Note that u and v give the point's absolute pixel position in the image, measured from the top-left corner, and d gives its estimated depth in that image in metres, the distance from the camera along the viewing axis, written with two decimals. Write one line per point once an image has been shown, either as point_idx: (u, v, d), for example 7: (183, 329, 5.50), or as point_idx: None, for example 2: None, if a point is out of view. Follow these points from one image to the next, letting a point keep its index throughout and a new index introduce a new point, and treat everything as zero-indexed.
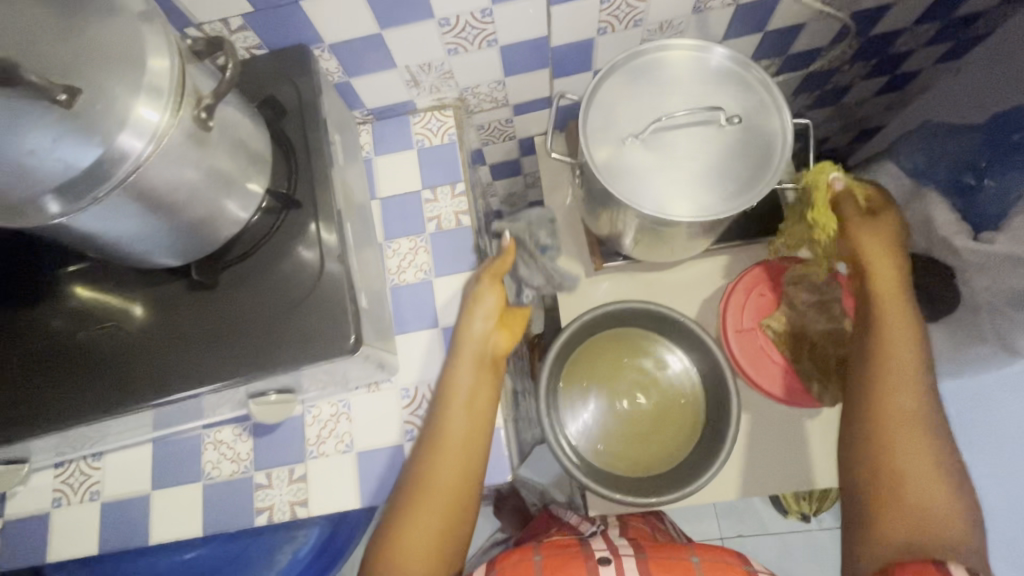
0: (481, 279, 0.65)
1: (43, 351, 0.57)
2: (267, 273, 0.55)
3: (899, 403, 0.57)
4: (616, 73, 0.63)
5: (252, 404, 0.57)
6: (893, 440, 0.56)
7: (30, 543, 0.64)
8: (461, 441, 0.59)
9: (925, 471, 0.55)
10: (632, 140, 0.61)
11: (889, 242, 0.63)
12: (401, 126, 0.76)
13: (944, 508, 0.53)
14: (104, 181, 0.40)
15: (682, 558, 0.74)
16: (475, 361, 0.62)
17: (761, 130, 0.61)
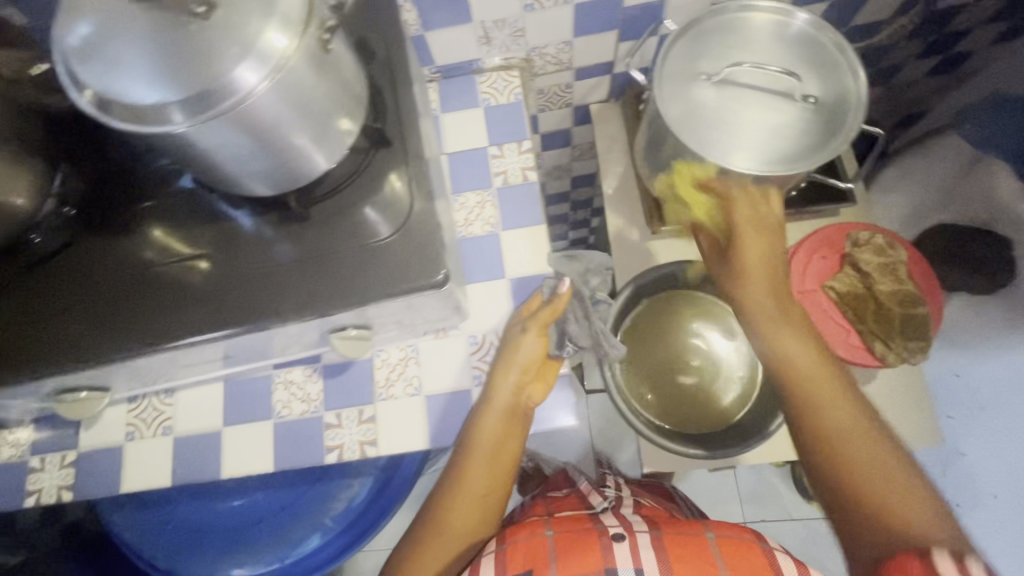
0: (528, 328, 0.62)
1: (131, 283, 0.59)
2: (352, 213, 0.58)
3: (827, 410, 0.56)
4: (699, 25, 0.64)
5: (334, 338, 0.58)
6: (836, 452, 0.54)
7: (105, 474, 0.66)
8: (482, 488, 0.61)
9: (869, 469, 0.52)
10: (703, 80, 0.63)
11: (769, 256, 0.63)
12: (468, 85, 0.77)
13: (905, 503, 0.50)
14: (233, 92, 0.41)
15: (697, 533, 0.66)
16: (502, 415, 0.62)
17: (834, 95, 0.62)
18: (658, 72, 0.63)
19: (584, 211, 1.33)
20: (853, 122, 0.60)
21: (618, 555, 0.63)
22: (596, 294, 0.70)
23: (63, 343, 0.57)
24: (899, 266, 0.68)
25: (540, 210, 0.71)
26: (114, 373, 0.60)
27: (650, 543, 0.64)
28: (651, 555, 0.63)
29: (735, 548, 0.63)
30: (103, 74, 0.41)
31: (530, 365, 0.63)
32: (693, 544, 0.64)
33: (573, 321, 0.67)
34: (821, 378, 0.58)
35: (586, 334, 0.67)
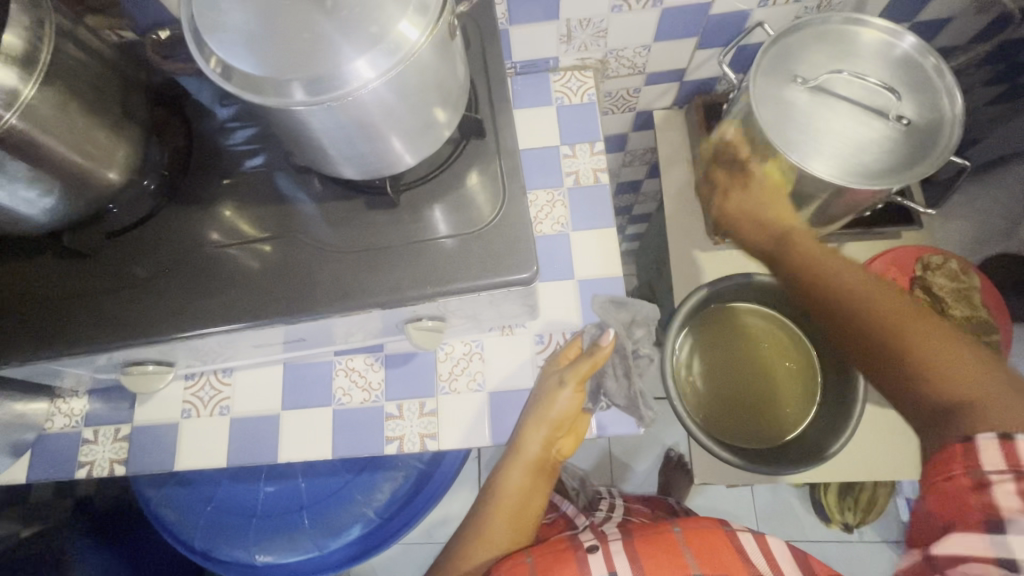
0: (566, 382, 0.60)
1: (207, 258, 0.58)
2: (435, 206, 0.57)
3: (890, 313, 0.52)
4: (805, 30, 0.66)
5: (409, 327, 0.58)
6: (907, 341, 0.50)
7: (158, 449, 0.66)
8: (505, 541, 0.68)
9: (950, 356, 0.48)
10: (798, 82, 0.64)
11: (752, 202, 0.65)
12: (541, 82, 0.77)
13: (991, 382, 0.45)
14: (357, 77, 0.40)
15: (664, 529, 0.67)
16: (531, 464, 0.66)
17: (925, 121, 0.63)
18: (758, 67, 0.64)
19: (624, 218, 1.32)
20: (941, 150, 0.61)
21: (592, 563, 0.65)
22: (639, 348, 0.67)
23: (136, 315, 0.56)
24: (973, 293, 0.68)
25: (611, 213, 0.70)
26: (182, 349, 0.60)
27: (623, 548, 0.66)
28: (624, 560, 0.65)
29: (699, 538, 0.65)
30: (231, 45, 0.40)
31: (562, 422, 0.62)
32: (659, 541, 0.65)
33: (612, 377, 0.66)
34: (858, 285, 0.55)
35: (624, 394, 0.65)
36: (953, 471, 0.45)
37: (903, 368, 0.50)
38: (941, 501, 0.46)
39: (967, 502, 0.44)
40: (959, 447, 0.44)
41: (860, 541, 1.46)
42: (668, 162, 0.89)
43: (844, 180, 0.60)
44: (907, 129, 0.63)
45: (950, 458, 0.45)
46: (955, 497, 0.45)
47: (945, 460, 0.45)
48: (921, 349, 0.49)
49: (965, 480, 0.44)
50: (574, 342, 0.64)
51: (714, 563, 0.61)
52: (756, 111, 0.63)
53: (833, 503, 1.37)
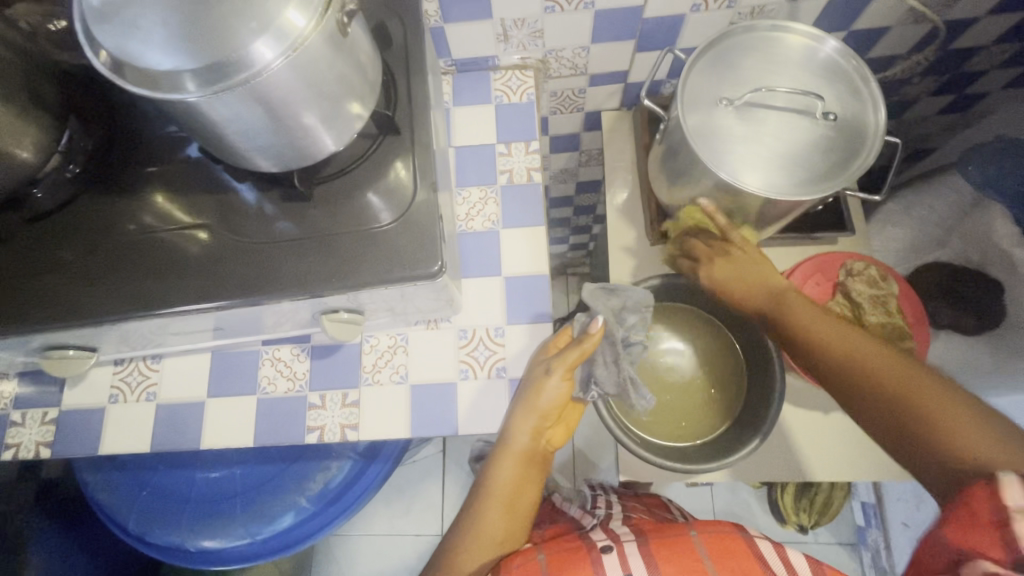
0: (553, 370, 0.61)
1: (127, 246, 0.59)
2: (352, 199, 0.58)
3: (879, 358, 0.53)
4: (728, 42, 0.67)
5: (325, 320, 0.59)
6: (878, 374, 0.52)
7: (84, 433, 0.66)
8: (498, 538, 0.63)
9: (919, 390, 0.49)
10: (725, 102, 0.64)
11: (745, 269, 0.69)
12: (482, 81, 0.78)
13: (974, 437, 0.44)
14: (246, 70, 0.41)
15: (681, 531, 0.64)
16: (520, 454, 0.63)
17: (850, 127, 0.64)
18: (682, 82, 0.65)
19: (588, 216, 1.33)
20: (874, 139, 0.62)
21: (608, 564, 0.61)
22: (630, 337, 0.68)
23: (54, 299, 0.57)
24: (890, 300, 0.69)
25: (541, 211, 0.71)
26: (104, 335, 0.61)
27: (638, 551, 0.62)
28: (640, 562, 0.61)
29: (718, 545, 0.61)
30: (119, 37, 0.41)
31: (551, 410, 0.62)
32: (676, 544, 0.62)
33: (601, 364, 0.66)
34: (863, 350, 0.55)
35: (613, 379, 0.66)
36: (976, 508, 0.41)
37: (903, 426, 0.49)
38: (959, 526, 0.42)
39: (1000, 536, 0.39)
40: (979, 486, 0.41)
41: (816, 543, 1.47)
42: (614, 162, 0.89)
43: (772, 193, 0.61)
44: (832, 137, 0.64)
45: (973, 497, 0.41)
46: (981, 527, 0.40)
47: (963, 499, 0.42)
48: (933, 413, 0.47)
49: (983, 505, 0.41)
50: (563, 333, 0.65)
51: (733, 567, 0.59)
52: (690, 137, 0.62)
53: (790, 504, 1.37)
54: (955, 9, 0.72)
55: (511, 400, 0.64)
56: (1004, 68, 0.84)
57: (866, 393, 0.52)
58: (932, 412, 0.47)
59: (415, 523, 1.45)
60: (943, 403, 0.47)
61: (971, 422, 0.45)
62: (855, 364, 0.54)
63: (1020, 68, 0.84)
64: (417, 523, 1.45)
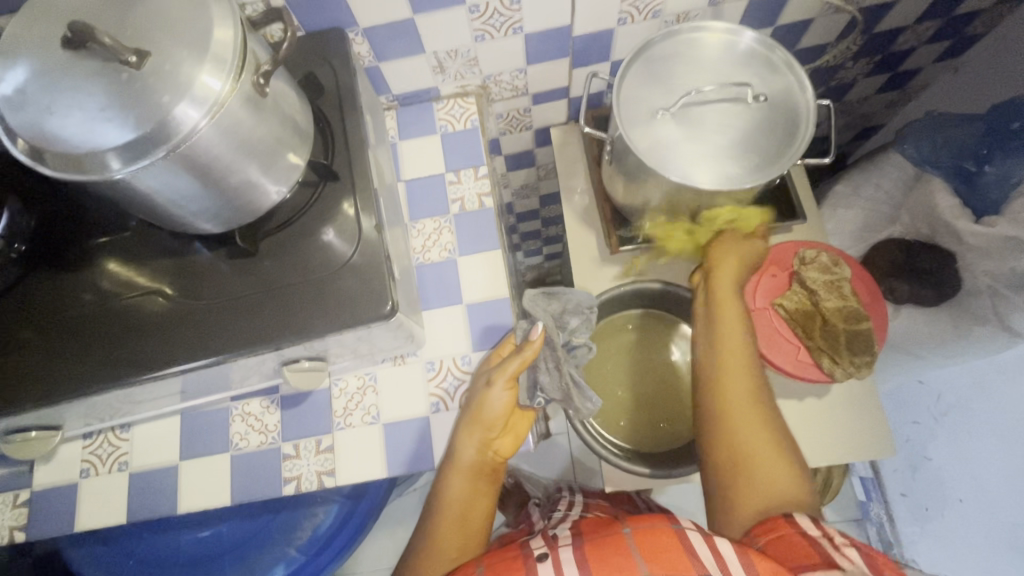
0: (495, 381, 0.62)
1: (78, 319, 0.58)
2: (300, 248, 0.58)
3: (743, 392, 0.64)
4: (652, 49, 0.68)
5: (286, 371, 0.59)
6: (737, 408, 0.63)
7: (58, 512, 0.66)
8: (452, 552, 0.62)
9: (765, 442, 0.60)
10: (664, 114, 0.65)
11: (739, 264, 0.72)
12: (425, 112, 0.78)
13: (785, 483, 0.58)
14: (167, 139, 0.41)
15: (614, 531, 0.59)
16: (468, 471, 0.63)
17: (784, 108, 0.65)
18: (616, 94, 0.66)
19: (556, 227, 1.35)
20: (808, 114, 0.64)
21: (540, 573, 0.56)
22: (572, 340, 0.70)
23: (11, 382, 0.56)
24: (844, 283, 0.70)
25: (495, 236, 0.72)
26: (67, 412, 0.60)
27: (573, 555, 0.57)
28: (574, 567, 0.55)
29: (651, 541, 0.56)
30: (38, 123, 0.41)
31: (496, 421, 0.63)
32: (610, 545, 0.57)
33: (544, 371, 0.68)
34: (732, 361, 0.65)
35: (557, 384, 0.67)
36: (784, 530, 0.55)
37: (733, 449, 0.61)
38: (781, 544, 0.54)
39: (806, 549, 0.52)
40: (786, 519, 0.55)
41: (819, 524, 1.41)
42: (567, 175, 0.90)
43: (725, 188, 0.62)
44: (769, 118, 0.65)
45: (778, 526, 0.55)
46: (796, 552, 0.52)
47: (774, 525, 0.55)
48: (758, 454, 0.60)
49: (797, 538, 0.54)
50: (506, 342, 0.66)
51: (664, 561, 0.53)
52: (640, 155, 0.64)
53: None
54: None
55: (457, 419, 0.65)
56: (931, 45, 0.87)
57: (718, 394, 0.64)
58: (759, 449, 0.60)
59: None
60: (772, 457, 0.60)
61: (791, 474, 0.59)
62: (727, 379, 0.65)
63: (946, 42, 0.86)
64: None
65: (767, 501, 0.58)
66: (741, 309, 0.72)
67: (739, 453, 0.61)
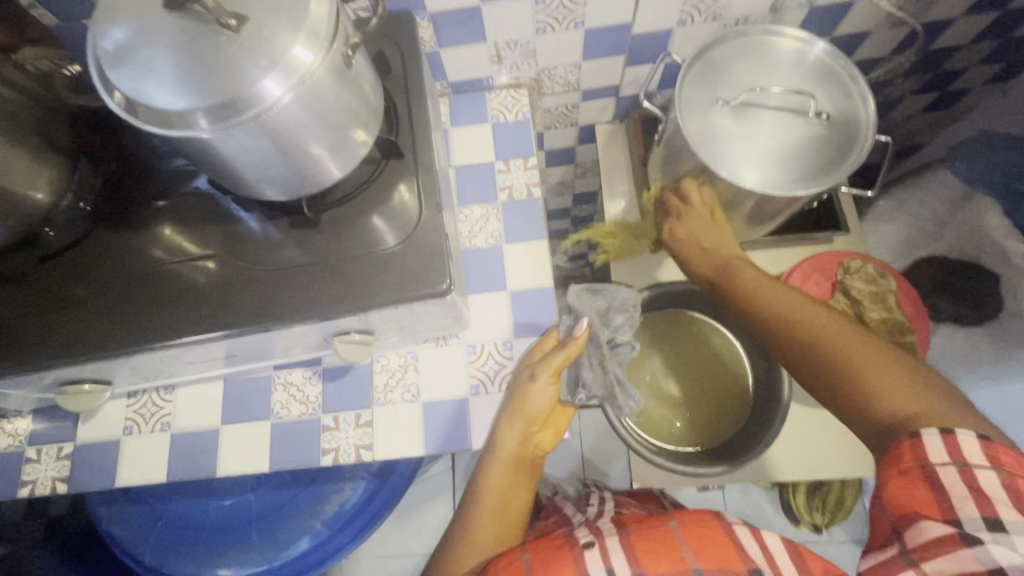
0: (538, 374, 0.62)
1: (137, 279, 0.60)
2: (358, 224, 0.59)
3: (804, 314, 0.58)
4: (727, 43, 0.69)
5: (336, 341, 0.60)
6: (797, 331, 0.57)
7: (100, 466, 0.67)
8: (489, 543, 0.62)
9: (872, 366, 0.52)
10: (721, 104, 0.66)
11: (704, 224, 0.71)
12: (477, 101, 0.79)
13: (900, 396, 0.49)
14: (256, 103, 0.42)
15: (660, 521, 0.59)
16: (510, 463, 0.64)
17: (844, 125, 0.65)
18: (681, 79, 0.67)
19: (585, 226, 1.35)
20: (866, 135, 0.64)
21: (589, 559, 0.57)
22: (616, 337, 0.69)
23: (70, 333, 0.58)
24: (889, 296, 0.72)
25: (542, 226, 0.72)
26: (118, 368, 0.61)
27: (619, 544, 0.58)
28: (621, 555, 0.56)
29: (697, 532, 0.57)
30: (135, 79, 0.42)
31: (538, 415, 0.63)
32: (655, 535, 0.58)
33: (588, 368, 0.67)
34: (769, 294, 0.61)
35: (599, 382, 0.67)
36: (906, 464, 0.47)
37: (823, 376, 0.54)
38: (899, 486, 0.47)
39: (922, 489, 0.46)
40: (908, 442, 0.47)
41: (831, 543, 1.37)
42: (610, 173, 0.91)
43: (766, 186, 0.63)
44: (826, 131, 0.65)
45: (900, 453, 0.47)
46: (910, 482, 0.47)
47: (901, 454, 0.47)
48: (871, 368, 0.51)
49: (918, 467, 0.46)
50: (550, 335, 0.66)
51: (711, 555, 0.54)
52: (688, 138, 0.65)
53: (805, 505, 1.30)
54: (931, 12, 0.74)
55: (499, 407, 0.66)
56: (984, 65, 0.87)
57: (784, 327, 0.59)
58: (877, 372, 0.51)
59: (427, 542, 1.43)
60: (877, 368, 0.51)
61: (903, 387, 0.50)
62: (769, 313, 0.60)
63: (999, 64, 0.86)
64: (428, 541, 1.44)
65: (898, 427, 0.48)
66: None
67: (837, 378, 0.53)
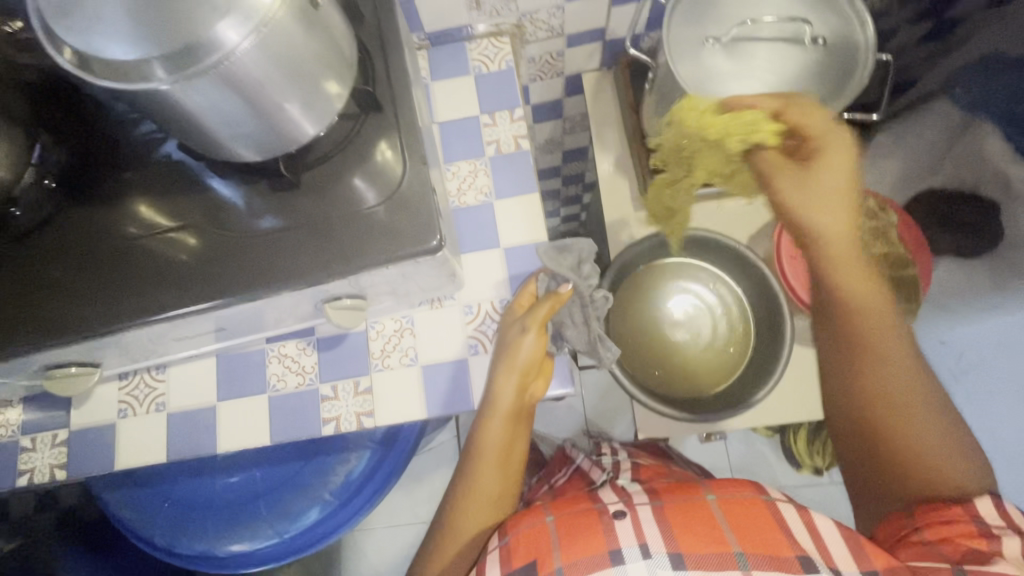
0: (527, 329, 0.61)
1: (111, 255, 0.57)
2: (340, 183, 0.57)
3: (879, 360, 0.62)
4: None
5: (328, 308, 0.58)
6: (870, 365, 0.62)
7: (98, 451, 0.66)
8: (494, 492, 0.67)
9: (939, 440, 0.59)
10: (712, 41, 0.63)
11: (832, 202, 0.59)
12: (457, 52, 0.76)
13: (954, 471, 0.59)
14: (214, 50, 0.39)
15: (697, 497, 0.62)
16: (507, 418, 0.63)
17: (843, 49, 0.62)
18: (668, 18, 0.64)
19: (576, 185, 1.32)
20: (866, 59, 0.61)
21: (620, 530, 0.59)
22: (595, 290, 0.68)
23: (48, 316, 0.55)
24: (889, 229, 0.71)
25: (532, 178, 0.70)
26: (105, 349, 0.59)
27: (651, 516, 0.60)
28: (653, 526, 0.59)
29: (738, 509, 0.60)
30: (83, 32, 0.38)
31: (531, 367, 0.62)
32: (693, 513, 0.60)
33: (571, 325, 0.67)
34: (871, 311, 0.62)
35: (584, 338, 0.68)
36: (954, 518, 0.57)
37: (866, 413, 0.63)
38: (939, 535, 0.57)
39: (968, 537, 0.55)
40: (958, 508, 0.57)
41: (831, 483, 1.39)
42: (600, 123, 0.88)
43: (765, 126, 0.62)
44: (824, 58, 0.62)
45: (951, 512, 0.57)
46: (967, 536, 0.55)
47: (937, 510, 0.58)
48: (912, 424, 0.60)
49: (968, 525, 0.56)
50: (526, 288, 0.64)
51: (757, 540, 0.56)
52: (683, 84, 0.63)
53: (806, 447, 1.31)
54: None
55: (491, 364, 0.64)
56: None
57: (859, 355, 0.63)
58: (910, 420, 0.60)
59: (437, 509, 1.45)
60: (930, 424, 0.60)
61: (954, 457, 0.59)
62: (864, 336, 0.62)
63: None
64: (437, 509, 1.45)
65: (945, 494, 0.59)
66: (785, 256, 0.77)
67: (897, 437, 0.61)
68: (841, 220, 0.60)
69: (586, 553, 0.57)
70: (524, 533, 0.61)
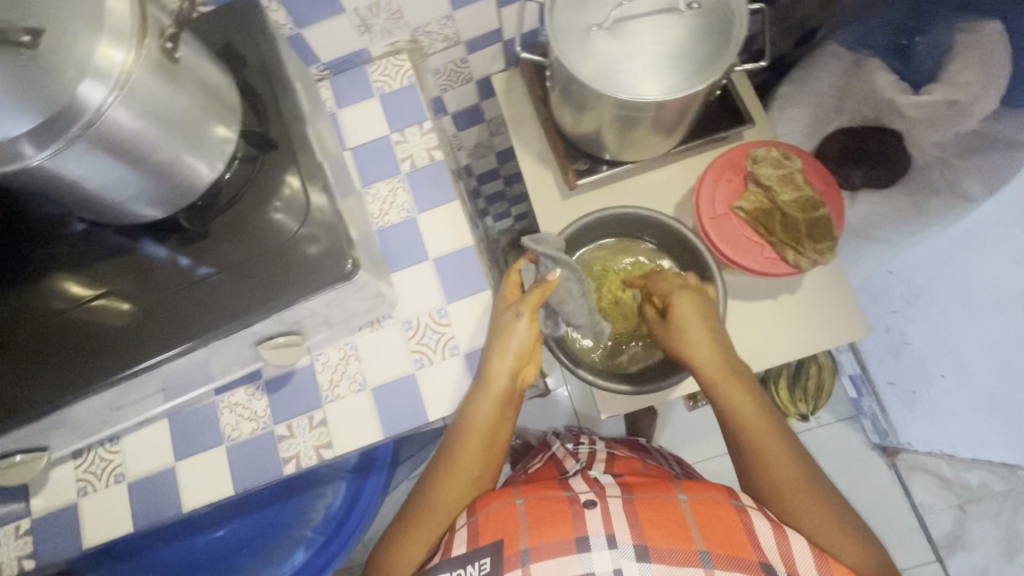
0: (521, 314, 0.63)
1: (33, 337, 0.56)
2: (252, 222, 0.57)
3: (775, 459, 0.66)
4: None
5: (262, 348, 0.58)
6: (766, 469, 0.66)
7: (66, 533, 0.65)
8: (475, 472, 0.67)
9: (840, 530, 0.62)
10: (596, 29, 0.65)
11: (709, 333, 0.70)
12: (358, 76, 0.77)
13: (859, 554, 0.61)
14: (78, 119, 0.39)
15: (672, 496, 0.66)
16: (499, 398, 0.64)
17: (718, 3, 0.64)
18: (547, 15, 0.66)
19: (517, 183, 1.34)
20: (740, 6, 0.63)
21: (589, 519, 0.63)
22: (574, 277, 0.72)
23: None
24: (796, 174, 0.73)
25: (450, 186, 0.71)
26: (50, 431, 0.59)
27: (622, 509, 0.64)
28: (624, 519, 0.62)
29: (706, 509, 0.64)
30: None
31: (526, 352, 0.64)
32: (668, 508, 0.65)
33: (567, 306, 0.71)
34: (750, 413, 0.69)
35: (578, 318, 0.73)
36: None
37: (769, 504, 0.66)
38: None
39: None
40: None
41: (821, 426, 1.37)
42: (516, 121, 0.89)
43: (670, 93, 0.63)
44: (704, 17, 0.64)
45: None
46: None
47: None
48: (819, 521, 0.63)
49: None
50: (513, 278, 0.68)
51: (723, 540, 0.60)
52: (582, 77, 0.65)
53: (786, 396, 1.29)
54: None
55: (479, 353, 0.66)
56: None
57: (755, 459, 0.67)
58: (822, 519, 0.63)
59: None
60: (833, 521, 0.62)
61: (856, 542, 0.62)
62: (753, 437, 0.68)
63: None
64: None
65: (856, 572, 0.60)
66: (705, 219, 0.75)
67: (805, 526, 0.63)
68: (700, 336, 0.70)
69: (554, 538, 0.61)
70: (495, 516, 0.63)
